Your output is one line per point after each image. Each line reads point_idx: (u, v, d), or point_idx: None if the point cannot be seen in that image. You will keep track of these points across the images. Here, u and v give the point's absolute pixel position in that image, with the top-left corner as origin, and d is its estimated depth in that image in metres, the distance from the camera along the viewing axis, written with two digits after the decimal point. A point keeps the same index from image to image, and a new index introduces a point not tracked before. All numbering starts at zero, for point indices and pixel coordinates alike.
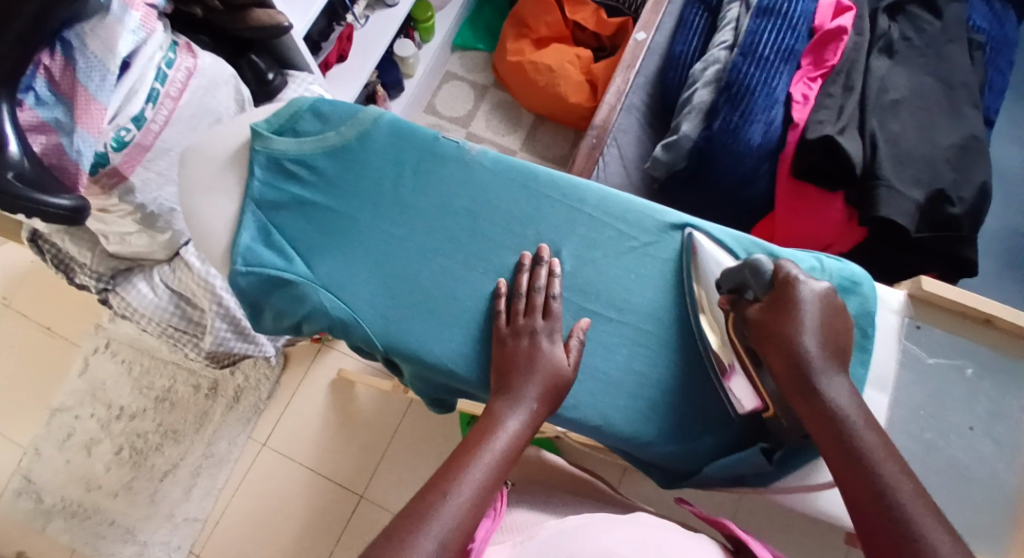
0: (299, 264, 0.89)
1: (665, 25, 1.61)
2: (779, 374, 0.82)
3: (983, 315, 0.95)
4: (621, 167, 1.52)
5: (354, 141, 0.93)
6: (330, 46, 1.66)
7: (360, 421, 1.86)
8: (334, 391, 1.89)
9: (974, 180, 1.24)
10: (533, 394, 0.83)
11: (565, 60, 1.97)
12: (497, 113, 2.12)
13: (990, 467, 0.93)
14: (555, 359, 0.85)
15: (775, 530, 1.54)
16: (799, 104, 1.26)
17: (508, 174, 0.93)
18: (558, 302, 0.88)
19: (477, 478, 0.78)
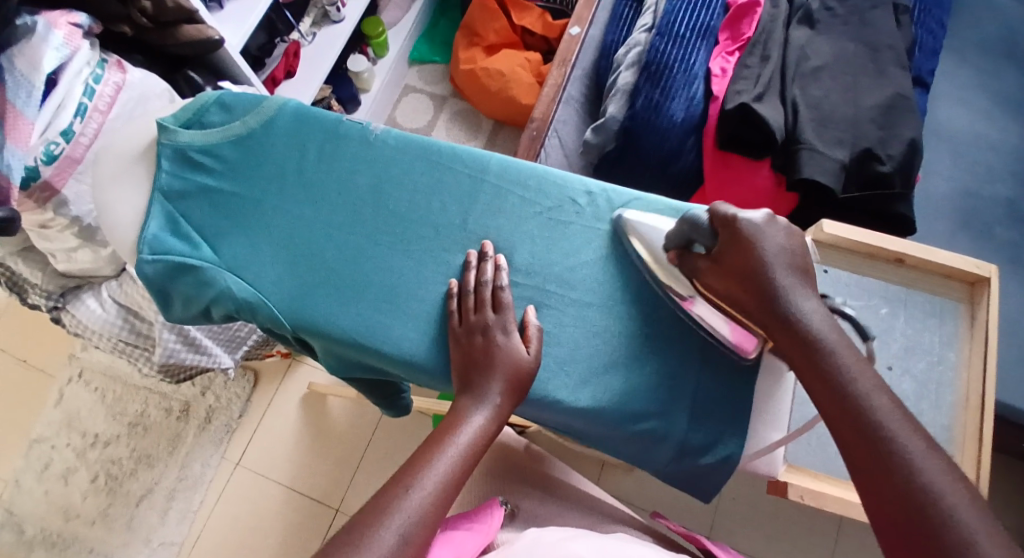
0: (206, 250, 0.92)
1: (599, 18, 1.50)
2: (759, 320, 0.81)
3: (895, 255, 1.00)
4: (562, 158, 1.43)
5: (259, 129, 0.95)
6: (275, 63, 1.57)
7: (335, 433, 1.75)
8: (305, 408, 1.77)
9: (901, 137, 1.21)
10: (496, 390, 0.83)
11: (515, 64, 1.81)
12: (457, 122, 1.94)
13: (915, 406, 0.97)
14: (512, 352, 0.85)
15: (761, 518, 1.49)
16: (717, 77, 1.26)
17: (411, 151, 0.95)
18: (507, 292, 0.88)
19: (442, 472, 0.79)
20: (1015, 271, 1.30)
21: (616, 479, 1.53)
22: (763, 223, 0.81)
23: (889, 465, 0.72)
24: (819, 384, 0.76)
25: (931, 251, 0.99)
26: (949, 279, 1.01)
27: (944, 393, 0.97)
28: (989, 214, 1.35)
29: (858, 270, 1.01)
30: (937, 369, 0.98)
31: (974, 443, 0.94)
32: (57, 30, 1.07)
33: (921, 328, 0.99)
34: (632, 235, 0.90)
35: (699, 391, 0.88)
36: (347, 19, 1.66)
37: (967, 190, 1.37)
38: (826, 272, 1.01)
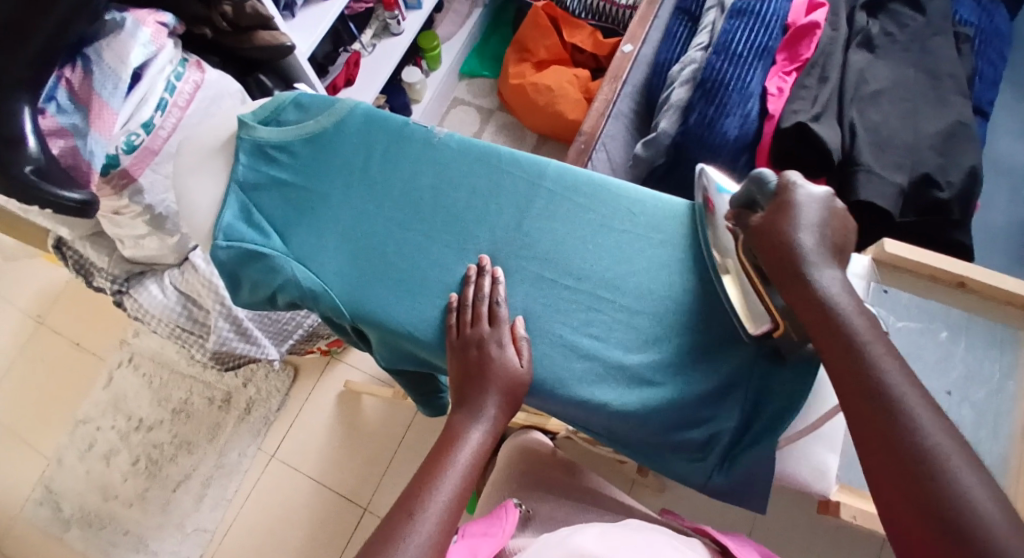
0: (275, 239, 0.95)
1: (653, 37, 1.53)
2: (787, 284, 0.82)
3: (960, 278, 0.99)
4: (609, 172, 1.46)
5: (330, 128, 0.99)
6: (337, 72, 1.60)
7: (368, 431, 1.77)
8: (341, 405, 1.80)
9: (961, 165, 1.20)
10: (492, 402, 0.88)
11: (564, 80, 1.83)
12: (503, 134, 1.97)
13: (972, 433, 0.95)
14: (508, 366, 0.88)
15: (789, 544, 1.48)
16: (773, 96, 1.28)
17: (471, 154, 0.98)
18: (503, 308, 0.91)
19: (446, 495, 0.83)
20: None
21: (643, 496, 1.53)
22: (815, 194, 0.83)
23: (892, 430, 0.72)
24: (839, 356, 0.77)
25: (998, 276, 0.98)
26: (1010, 307, 1.00)
27: (1003, 425, 0.95)
28: None
29: (915, 290, 1.01)
30: (994, 399, 0.96)
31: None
32: (145, 27, 1.09)
33: (983, 356, 0.98)
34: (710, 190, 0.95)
35: (711, 398, 0.90)
36: (405, 33, 1.70)
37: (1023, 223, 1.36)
38: (885, 291, 1.01)
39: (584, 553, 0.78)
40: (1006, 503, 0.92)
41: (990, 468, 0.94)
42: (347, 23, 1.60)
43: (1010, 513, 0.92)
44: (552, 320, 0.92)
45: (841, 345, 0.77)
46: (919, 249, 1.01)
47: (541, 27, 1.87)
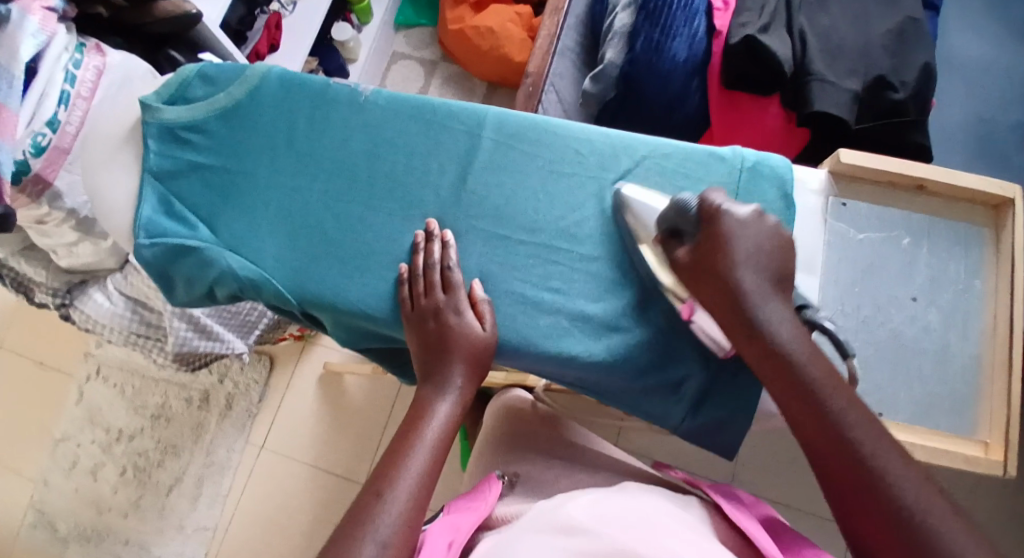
0: (202, 230, 0.89)
1: None
2: (731, 327, 0.78)
3: (916, 180, 0.93)
4: (560, 112, 1.40)
5: (246, 100, 0.92)
6: (257, 36, 1.53)
7: (352, 410, 1.73)
8: (323, 386, 1.76)
9: (914, 63, 1.14)
10: (457, 373, 0.83)
11: (504, 20, 1.75)
12: (450, 86, 1.90)
13: (941, 337, 0.91)
14: (468, 332, 0.83)
15: (785, 463, 1.47)
16: (719, 11, 1.22)
17: (403, 111, 0.92)
18: (456, 272, 0.86)
19: (416, 472, 0.77)
20: None
21: (636, 435, 1.51)
22: (745, 217, 0.78)
23: (846, 440, 0.71)
24: (794, 398, 0.74)
25: (954, 175, 0.92)
26: (973, 203, 0.94)
27: (972, 323, 0.91)
28: (1005, 136, 1.29)
29: (874, 200, 0.94)
30: (963, 299, 0.92)
31: (1005, 370, 0.89)
32: (32, 15, 0.98)
33: (946, 257, 0.93)
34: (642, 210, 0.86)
35: (681, 335, 0.86)
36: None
37: (982, 115, 1.31)
38: (843, 206, 0.94)
39: (574, 526, 0.74)
40: (982, 401, 0.89)
41: (964, 371, 0.90)
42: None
43: (990, 411, 0.89)
44: (508, 277, 0.88)
45: (794, 388, 0.74)
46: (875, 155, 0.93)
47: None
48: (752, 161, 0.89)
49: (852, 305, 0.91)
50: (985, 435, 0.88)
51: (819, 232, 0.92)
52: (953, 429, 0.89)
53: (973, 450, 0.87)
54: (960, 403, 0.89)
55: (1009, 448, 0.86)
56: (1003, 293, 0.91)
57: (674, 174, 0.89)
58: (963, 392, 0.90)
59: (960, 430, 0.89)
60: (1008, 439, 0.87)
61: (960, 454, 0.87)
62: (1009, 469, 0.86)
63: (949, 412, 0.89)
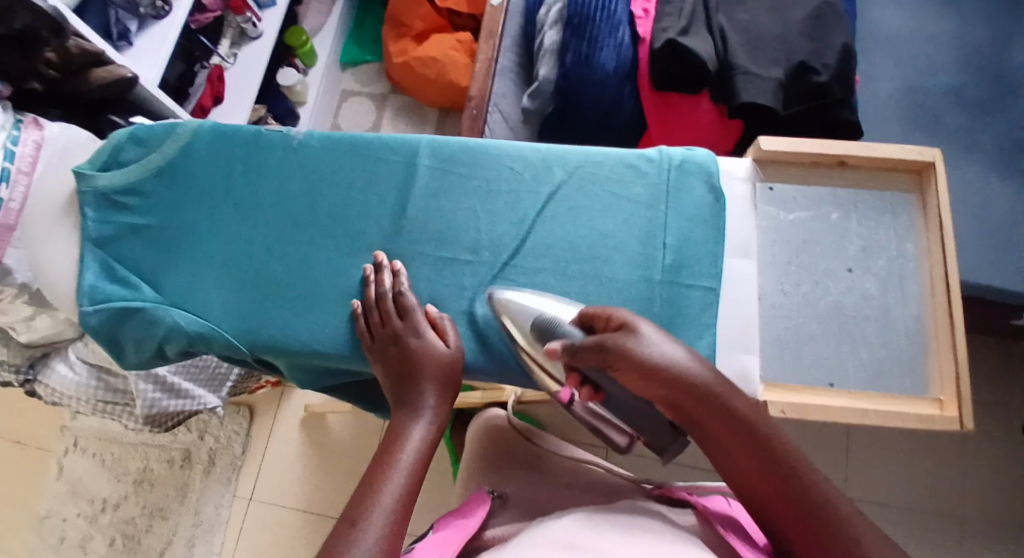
0: (147, 289, 0.89)
1: None
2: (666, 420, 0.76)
3: (836, 157, 0.94)
4: (508, 130, 1.37)
5: (178, 155, 0.93)
6: (199, 90, 1.48)
7: (338, 450, 1.71)
8: (306, 431, 1.73)
9: (834, 45, 1.16)
10: (429, 394, 0.81)
11: (446, 47, 1.75)
12: (402, 116, 1.89)
13: (879, 303, 0.92)
14: (432, 352, 0.83)
15: None
16: (640, 18, 1.25)
17: (337, 149, 0.93)
18: (410, 295, 0.86)
19: (395, 491, 0.73)
20: (973, 156, 1.20)
21: None
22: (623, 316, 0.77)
23: (795, 485, 0.71)
24: (742, 474, 0.74)
25: (872, 147, 0.94)
26: (896, 171, 0.95)
27: (910, 285, 0.92)
28: (937, 104, 1.24)
29: (800, 181, 0.95)
30: (897, 264, 0.93)
31: (947, 326, 0.89)
32: None
33: (875, 225, 0.94)
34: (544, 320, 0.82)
35: None
36: (265, 33, 1.60)
37: (910, 85, 1.26)
38: (772, 189, 0.96)
39: (572, 546, 0.68)
40: (931, 358, 0.89)
41: (906, 332, 0.91)
42: (196, 35, 1.48)
43: (938, 367, 0.89)
44: (460, 298, 0.89)
45: (742, 466, 0.73)
46: (794, 138, 0.95)
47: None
48: (678, 160, 0.92)
49: (791, 282, 0.93)
50: (938, 392, 0.88)
51: (751, 218, 0.94)
52: (905, 390, 0.89)
53: (927, 408, 0.87)
54: (912, 363, 0.90)
55: (961, 400, 0.86)
56: (936, 254, 0.91)
57: (606, 181, 0.92)
58: (907, 351, 0.90)
59: (911, 390, 0.89)
60: (958, 392, 0.86)
61: (914, 414, 0.87)
62: (964, 422, 0.86)
63: (900, 373, 0.90)
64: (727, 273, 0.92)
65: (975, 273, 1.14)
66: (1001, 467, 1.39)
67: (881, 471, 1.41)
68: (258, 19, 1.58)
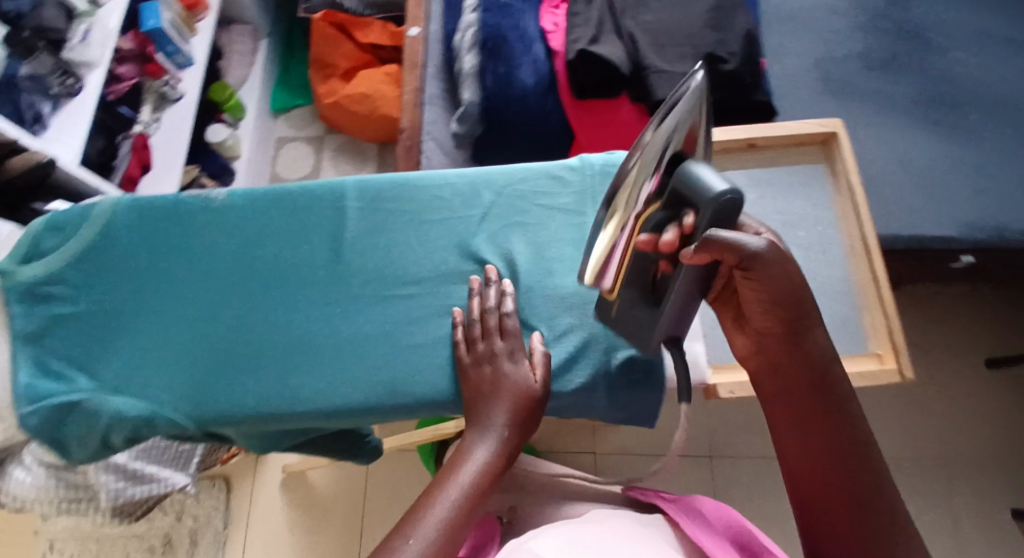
0: (84, 379, 0.86)
1: (435, 9, 1.37)
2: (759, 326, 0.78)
3: (745, 140, 0.99)
4: (446, 157, 1.30)
5: (98, 238, 0.90)
6: (124, 162, 1.31)
7: (324, 509, 1.53)
8: (291, 495, 1.55)
9: (737, 32, 1.18)
10: (502, 421, 0.80)
11: (376, 81, 1.59)
12: (342, 154, 1.70)
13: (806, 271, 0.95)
14: (520, 380, 0.82)
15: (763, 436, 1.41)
16: (552, 33, 1.26)
17: (260, 204, 0.90)
18: (512, 319, 0.85)
19: (456, 498, 0.77)
20: (891, 115, 1.22)
21: (617, 435, 1.42)
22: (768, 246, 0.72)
23: (853, 446, 0.76)
24: (807, 408, 0.77)
25: (776, 127, 0.99)
26: (803, 146, 1.00)
27: (833, 249, 0.96)
28: (848, 71, 1.26)
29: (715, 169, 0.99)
30: (817, 231, 0.97)
31: (873, 283, 0.92)
32: None
33: (791, 199, 0.99)
34: (696, 112, 0.71)
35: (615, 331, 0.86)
36: (187, 94, 1.42)
37: (819, 58, 1.27)
38: None
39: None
40: (864, 315, 0.92)
41: (836, 295, 0.94)
42: (117, 107, 1.32)
43: (872, 324, 0.92)
44: (408, 335, 0.87)
45: (817, 400, 0.77)
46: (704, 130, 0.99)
47: (329, 36, 1.61)
48: (599, 165, 0.93)
49: None
50: (875, 346, 0.91)
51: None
52: (844, 350, 0.92)
53: (868, 364, 0.89)
54: (847, 325, 0.93)
55: (900, 352, 0.89)
56: (850, 217, 0.96)
57: (534, 195, 0.92)
58: (840, 313, 0.93)
59: (849, 349, 0.92)
60: (895, 345, 0.89)
61: (858, 370, 0.89)
62: (906, 371, 0.88)
63: (840, 335, 0.92)
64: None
65: (904, 224, 1.14)
66: (964, 411, 1.43)
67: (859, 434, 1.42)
68: (176, 79, 1.41)
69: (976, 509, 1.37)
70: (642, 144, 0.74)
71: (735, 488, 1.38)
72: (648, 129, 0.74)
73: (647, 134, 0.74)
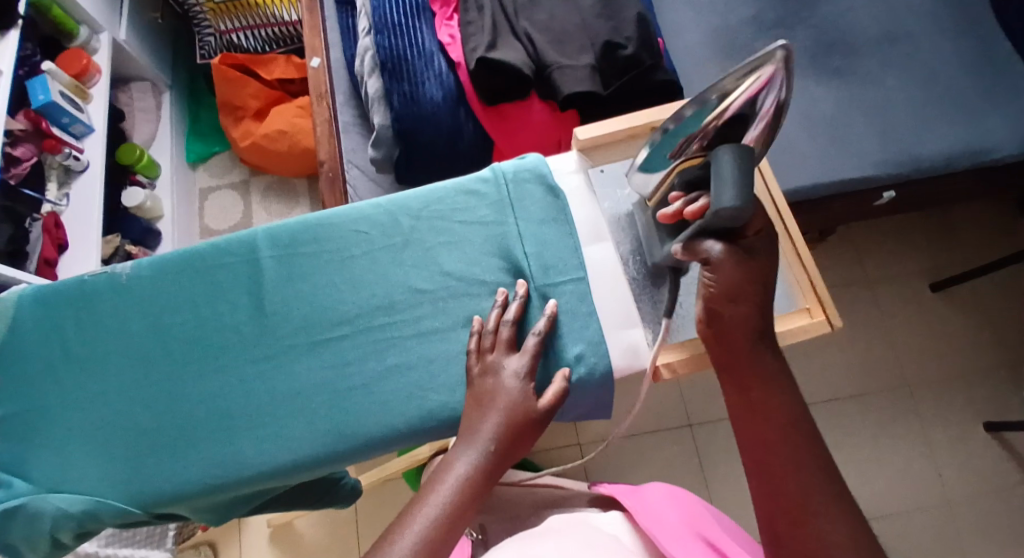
0: (19, 482, 0.83)
1: (334, 38, 1.35)
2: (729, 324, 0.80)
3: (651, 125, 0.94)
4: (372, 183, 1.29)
5: (10, 335, 0.87)
6: (38, 245, 1.28)
7: (320, 556, 1.42)
8: (282, 548, 1.43)
9: (628, 18, 1.19)
10: (494, 434, 0.80)
11: (291, 115, 1.57)
12: (272, 195, 1.68)
13: None
14: (519, 394, 0.81)
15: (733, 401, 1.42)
16: (450, 45, 1.22)
17: (171, 270, 0.88)
18: (534, 336, 0.84)
19: (433, 516, 0.76)
20: (793, 71, 1.23)
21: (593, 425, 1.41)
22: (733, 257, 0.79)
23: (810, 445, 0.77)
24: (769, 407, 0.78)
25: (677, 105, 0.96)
26: None
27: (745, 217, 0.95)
28: (744, 34, 1.26)
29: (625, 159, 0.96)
30: None
31: (788, 241, 0.93)
32: None
33: None
34: (776, 82, 0.75)
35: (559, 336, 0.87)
36: (92, 163, 1.40)
37: (718, 26, 1.26)
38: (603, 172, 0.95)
39: None
40: (787, 273, 0.93)
41: None
42: (20, 190, 1.28)
43: (796, 280, 0.92)
44: (345, 377, 0.85)
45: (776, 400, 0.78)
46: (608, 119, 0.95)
47: (233, 79, 1.55)
48: (512, 172, 0.91)
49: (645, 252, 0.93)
50: (803, 302, 0.91)
51: (591, 204, 0.93)
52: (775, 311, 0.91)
53: (799, 321, 0.90)
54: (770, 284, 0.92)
55: (824, 303, 0.90)
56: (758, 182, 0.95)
57: (452, 213, 0.90)
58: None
59: (780, 308, 0.91)
60: (821, 297, 0.90)
61: (790, 329, 0.89)
62: (834, 321, 0.89)
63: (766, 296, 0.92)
64: (587, 261, 0.90)
65: (824, 173, 1.16)
66: (917, 336, 1.46)
67: (822, 378, 1.44)
68: (79, 149, 1.38)
69: (947, 430, 1.40)
70: (729, 84, 0.78)
71: (716, 456, 1.39)
72: (737, 73, 0.75)
73: (731, 82, 0.76)
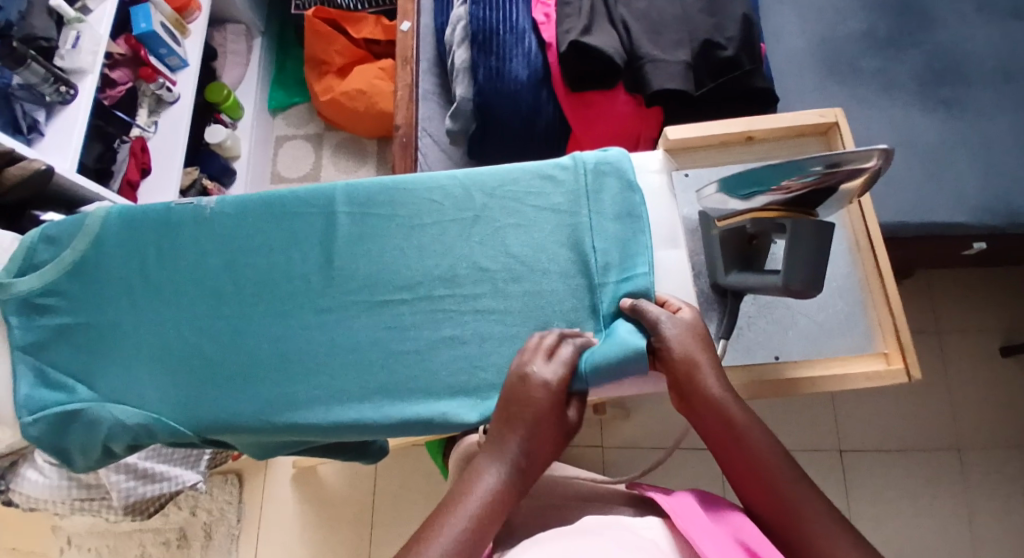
0: (82, 389, 0.88)
1: (427, 5, 1.36)
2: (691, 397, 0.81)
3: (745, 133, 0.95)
4: (442, 154, 1.30)
5: (89, 251, 0.91)
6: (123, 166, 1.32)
7: (338, 505, 1.46)
8: (303, 489, 1.47)
9: (733, 17, 1.17)
10: (521, 448, 0.78)
11: (371, 77, 1.59)
12: (343, 152, 1.70)
13: None
14: (550, 408, 0.79)
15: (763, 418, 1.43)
16: (544, 24, 1.21)
17: (250, 211, 0.91)
18: (568, 347, 0.83)
19: (461, 526, 0.73)
20: (894, 96, 1.20)
21: (619, 427, 1.42)
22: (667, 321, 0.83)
23: (784, 478, 0.78)
24: (738, 452, 0.79)
25: (774, 118, 0.95)
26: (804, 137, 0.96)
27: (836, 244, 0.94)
28: (849, 51, 1.23)
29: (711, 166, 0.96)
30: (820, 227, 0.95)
31: (877, 279, 0.91)
32: None
33: None
34: (868, 171, 0.78)
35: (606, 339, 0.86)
36: (183, 95, 1.44)
37: (822, 39, 1.25)
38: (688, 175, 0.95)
39: None
40: (869, 311, 0.92)
41: (840, 290, 0.93)
42: (112, 111, 1.33)
43: (878, 321, 0.91)
44: (397, 341, 0.87)
45: (739, 446, 0.79)
46: (702, 123, 0.95)
47: (322, 33, 1.59)
48: (592, 162, 0.91)
49: None
50: (882, 345, 0.90)
51: (670, 207, 0.93)
52: (852, 349, 0.90)
53: (875, 364, 0.89)
54: (851, 319, 0.91)
55: (904, 351, 0.88)
56: (854, 213, 0.94)
57: (527, 196, 0.91)
58: (843, 310, 0.92)
59: (856, 348, 0.90)
60: (902, 345, 0.89)
61: (863, 372, 0.89)
62: (911, 370, 0.88)
63: (842, 331, 0.91)
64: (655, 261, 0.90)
65: (905, 208, 1.13)
66: (969, 389, 1.43)
67: (864, 417, 1.43)
68: (172, 81, 1.42)
69: (987, 489, 1.38)
70: (834, 161, 0.77)
71: None
72: (819, 166, 0.78)
73: (813, 170, 0.79)
